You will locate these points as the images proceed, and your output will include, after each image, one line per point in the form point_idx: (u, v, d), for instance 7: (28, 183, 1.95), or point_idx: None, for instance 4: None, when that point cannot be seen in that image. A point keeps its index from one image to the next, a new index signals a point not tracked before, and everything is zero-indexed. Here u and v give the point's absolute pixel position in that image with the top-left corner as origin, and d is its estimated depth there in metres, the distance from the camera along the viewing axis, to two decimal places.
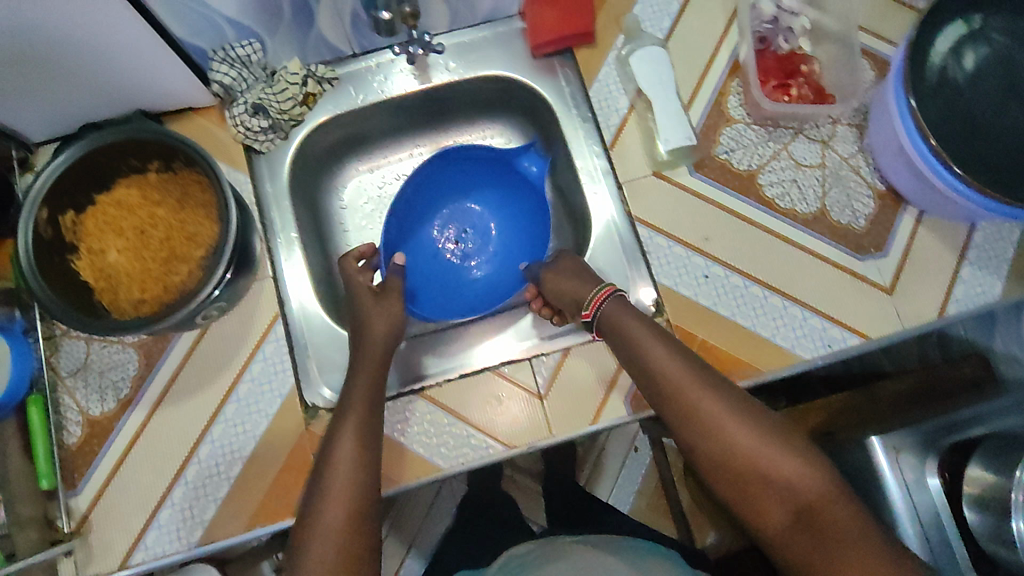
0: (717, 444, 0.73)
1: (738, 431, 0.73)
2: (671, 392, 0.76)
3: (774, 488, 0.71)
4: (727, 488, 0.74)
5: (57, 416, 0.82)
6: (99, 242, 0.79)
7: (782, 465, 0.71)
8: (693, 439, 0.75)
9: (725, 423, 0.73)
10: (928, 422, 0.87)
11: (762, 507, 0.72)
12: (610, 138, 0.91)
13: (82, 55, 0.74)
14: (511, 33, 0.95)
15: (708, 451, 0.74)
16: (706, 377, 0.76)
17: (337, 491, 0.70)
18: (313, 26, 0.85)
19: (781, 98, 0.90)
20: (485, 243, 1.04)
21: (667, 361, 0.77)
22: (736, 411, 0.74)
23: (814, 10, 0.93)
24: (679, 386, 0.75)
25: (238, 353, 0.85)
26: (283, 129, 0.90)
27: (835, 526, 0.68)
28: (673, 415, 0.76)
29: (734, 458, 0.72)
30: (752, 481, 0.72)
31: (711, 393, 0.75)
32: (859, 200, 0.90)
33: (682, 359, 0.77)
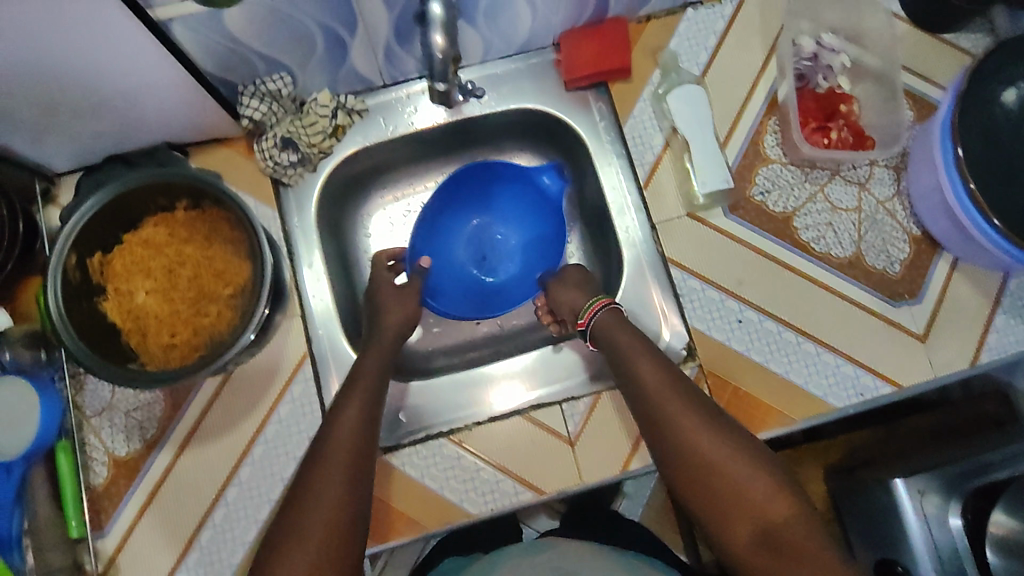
0: (688, 453, 0.70)
1: (710, 443, 0.70)
2: (651, 400, 0.75)
3: (741, 506, 0.67)
4: (694, 504, 0.70)
5: (84, 457, 0.81)
6: (127, 283, 0.78)
7: (751, 483, 0.68)
8: (666, 450, 0.72)
9: (698, 433, 0.71)
10: (952, 466, 0.94)
11: (728, 525, 0.67)
12: (644, 177, 0.90)
13: (110, 91, 0.72)
14: (545, 64, 0.93)
15: (680, 462, 0.71)
16: (687, 392, 0.75)
17: (335, 472, 0.66)
18: (345, 60, 0.83)
19: (822, 142, 0.88)
20: (508, 260, 0.98)
21: (649, 373, 0.76)
22: (711, 424, 0.72)
23: (854, 47, 0.91)
24: (657, 396, 0.74)
25: (265, 395, 0.84)
26: (310, 162, 0.89)
27: (800, 550, 0.64)
28: (649, 426, 0.74)
29: (705, 470, 0.69)
30: (721, 496, 0.68)
31: (688, 406, 0.73)
32: (894, 245, 0.89)
33: (666, 373, 0.76)
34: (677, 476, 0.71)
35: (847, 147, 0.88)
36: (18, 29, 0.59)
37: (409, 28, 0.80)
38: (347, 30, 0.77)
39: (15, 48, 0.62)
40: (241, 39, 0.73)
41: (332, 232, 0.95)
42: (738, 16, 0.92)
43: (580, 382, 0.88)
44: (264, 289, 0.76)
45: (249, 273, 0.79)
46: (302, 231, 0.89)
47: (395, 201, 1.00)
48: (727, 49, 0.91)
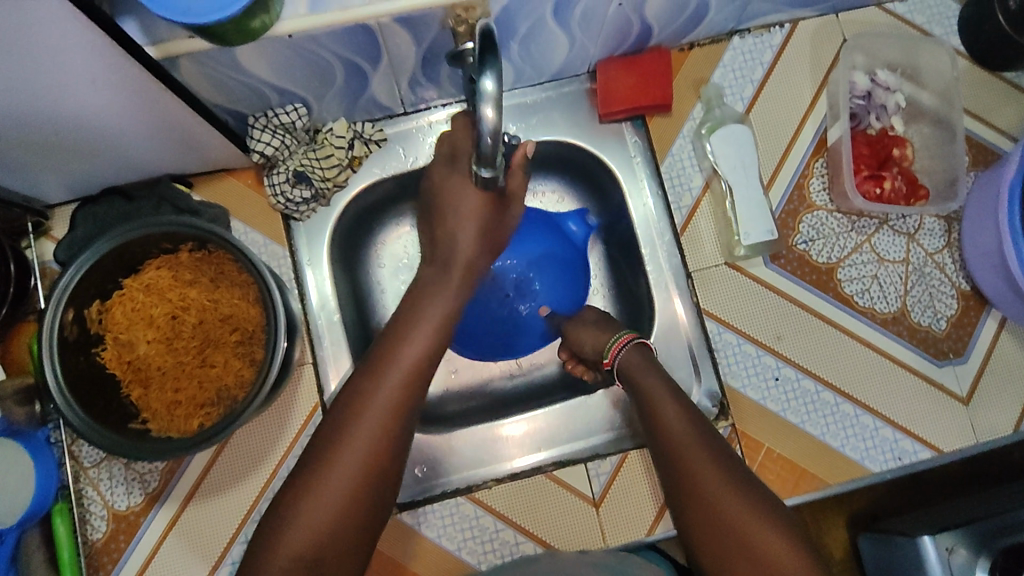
0: (690, 486, 0.63)
1: (712, 479, 0.63)
2: (658, 428, 0.68)
3: (741, 550, 0.60)
4: (695, 544, 0.63)
5: (81, 509, 0.76)
6: (126, 332, 0.72)
7: (771, 541, 0.59)
8: (668, 481, 0.66)
9: (701, 465, 0.63)
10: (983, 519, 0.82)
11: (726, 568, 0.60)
12: (681, 221, 0.85)
13: (108, 132, 0.66)
14: (578, 93, 0.86)
15: (682, 497, 0.64)
16: (702, 424, 0.68)
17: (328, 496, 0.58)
18: (365, 89, 0.76)
19: (874, 191, 0.82)
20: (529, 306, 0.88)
21: (663, 399, 0.70)
22: (718, 457, 0.64)
23: (910, 85, 0.85)
24: (669, 423, 0.68)
25: (276, 446, 0.79)
26: (325, 197, 0.83)
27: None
28: (667, 469, 0.66)
29: (705, 507, 0.62)
30: (721, 537, 0.61)
31: (698, 436, 0.66)
32: (941, 300, 0.84)
33: (682, 402, 0.70)
34: (679, 512, 0.64)
35: (900, 197, 0.83)
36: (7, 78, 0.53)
37: (435, 59, 0.73)
38: (369, 63, 0.70)
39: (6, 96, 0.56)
40: (254, 74, 0.67)
41: (347, 276, 0.88)
42: (785, 47, 0.86)
43: (607, 437, 0.83)
44: (279, 330, 0.70)
45: (260, 319, 0.74)
46: (313, 269, 0.84)
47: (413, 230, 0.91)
48: (773, 84, 0.86)
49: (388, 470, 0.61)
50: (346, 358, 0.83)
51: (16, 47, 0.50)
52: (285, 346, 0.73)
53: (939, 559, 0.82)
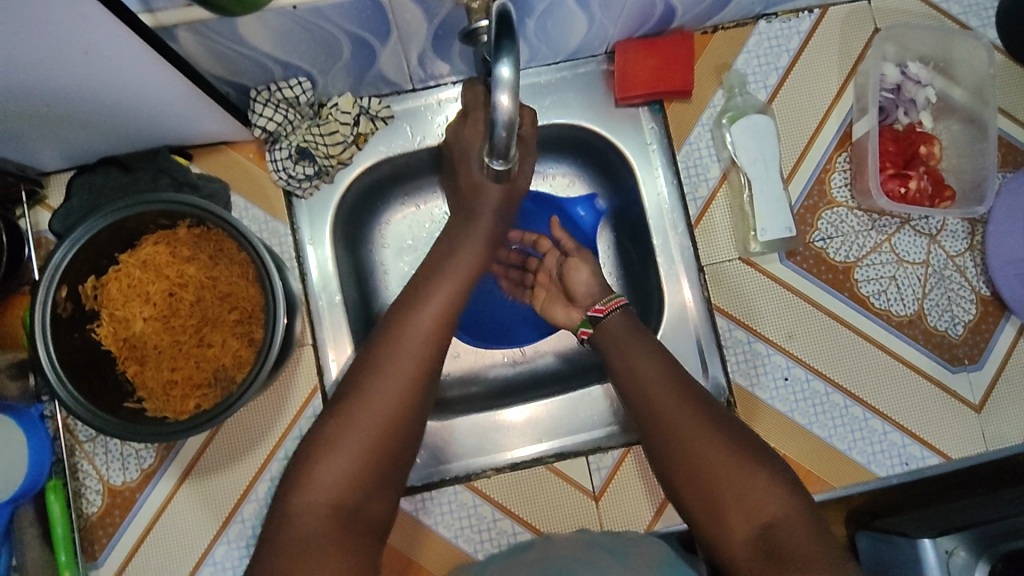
0: (685, 455, 0.61)
1: (707, 447, 0.60)
2: (645, 400, 0.65)
3: (742, 513, 0.57)
4: (693, 513, 0.60)
5: (75, 483, 0.76)
6: (122, 309, 0.71)
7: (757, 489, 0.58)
8: (660, 455, 0.63)
9: (684, 420, 0.62)
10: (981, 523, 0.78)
11: (727, 532, 0.57)
12: (696, 213, 0.82)
13: (103, 103, 0.63)
14: (594, 74, 0.83)
15: (675, 468, 0.61)
16: (697, 392, 0.65)
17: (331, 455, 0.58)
18: (373, 64, 0.73)
19: (898, 191, 0.79)
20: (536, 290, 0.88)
21: (650, 371, 0.66)
22: (711, 423, 0.62)
23: (942, 79, 0.81)
24: (658, 396, 0.64)
25: (274, 427, 0.78)
26: (328, 174, 0.80)
27: (799, 557, 0.52)
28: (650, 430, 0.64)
29: (702, 476, 0.59)
30: (721, 502, 0.58)
31: (691, 405, 0.63)
32: (959, 305, 0.82)
33: (670, 371, 0.66)
34: (674, 484, 0.62)
35: (925, 198, 0.80)
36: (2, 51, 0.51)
37: (447, 36, 0.70)
38: (378, 38, 0.67)
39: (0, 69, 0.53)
40: (257, 47, 0.64)
41: (350, 258, 0.85)
42: (814, 34, 0.83)
43: (609, 431, 0.82)
44: (279, 306, 0.68)
45: (259, 299, 0.72)
46: (315, 248, 0.81)
47: (417, 210, 0.89)
48: (798, 73, 0.83)
49: (402, 425, 0.60)
50: (344, 341, 0.81)
51: (11, 21, 0.47)
52: (286, 322, 0.71)
53: (938, 562, 0.77)
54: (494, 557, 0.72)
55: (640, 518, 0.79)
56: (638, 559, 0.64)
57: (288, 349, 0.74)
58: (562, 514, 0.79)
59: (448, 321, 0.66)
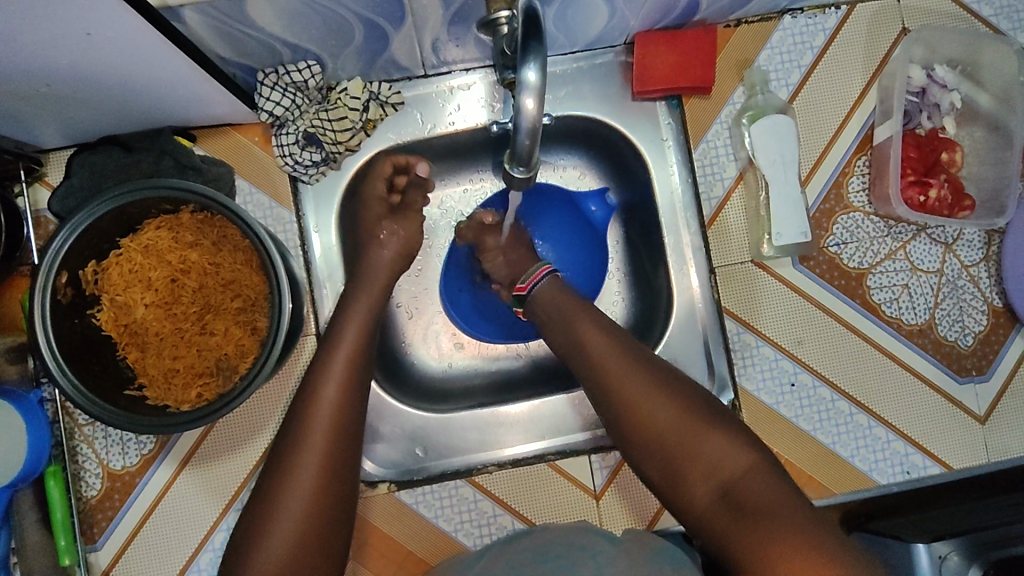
0: (640, 420, 0.60)
1: (663, 410, 0.60)
2: (597, 365, 0.63)
3: (701, 472, 0.57)
4: (653, 476, 0.60)
5: (75, 467, 0.75)
6: (123, 294, 0.69)
7: (713, 449, 0.58)
8: (614, 419, 0.61)
9: (636, 389, 0.61)
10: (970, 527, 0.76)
11: (688, 490, 0.58)
12: (709, 213, 0.81)
13: (106, 84, 0.61)
14: (612, 66, 0.80)
15: (635, 432, 0.60)
16: (642, 353, 0.64)
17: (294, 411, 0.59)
18: (384, 49, 0.71)
19: (917, 200, 0.78)
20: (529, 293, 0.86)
21: (595, 336, 0.65)
22: (662, 385, 0.61)
23: (970, 84, 0.79)
24: (608, 360, 0.63)
25: (276, 418, 0.77)
26: (336, 161, 0.79)
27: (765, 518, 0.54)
28: (600, 400, 0.63)
29: (660, 439, 0.59)
30: (681, 461, 0.58)
31: (643, 368, 0.62)
32: (971, 316, 0.81)
33: (613, 334, 0.65)
34: (633, 448, 0.61)
35: (943, 206, 0.78)
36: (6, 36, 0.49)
37: (463, 22, 0.68)
38: (392, 23, 0.65)
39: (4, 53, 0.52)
40: (266, 29, 0.62)
41: None
42: (840, 31, 0.81)
43: None
44: (283, 294, 0.67)
45: (263, 287, 0.71)
46: (320, 235, 0.80)
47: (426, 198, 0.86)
48: (822, 72, 0.81)
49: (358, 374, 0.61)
50: None
51: (18, 6, 0.45)
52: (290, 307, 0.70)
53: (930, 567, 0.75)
54: (490, 548, 0.72)
55: (640, 518, 0.79)
56: (631, 544, 0.65)
57: (292, 336, 0.73)
58: (562, 511, 0.79)
59: (386, 295, 0.71)
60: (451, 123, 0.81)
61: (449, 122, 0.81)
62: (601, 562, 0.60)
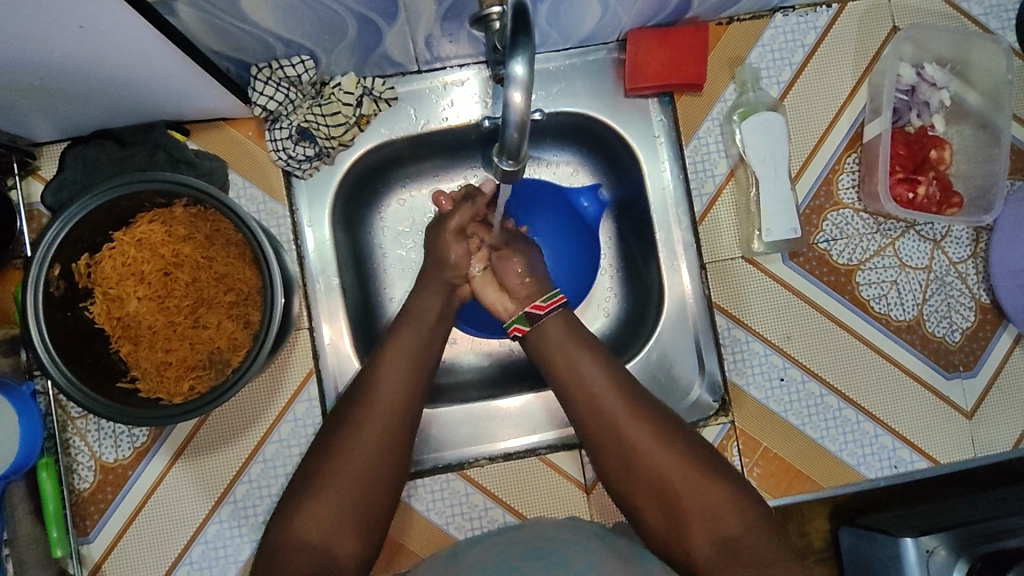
0: (642, 469, 0.61)
1: (668, 461, 0.61)
2: (601, 410, 0.63)
3: (703, 524, 0.59)
4: (650, 523, 0.61)
5: (67, 459, 0.75)
6: (116, 287, 0.69)
7: (714, 501, 0.60)
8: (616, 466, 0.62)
9: (641, 438, 0.62)
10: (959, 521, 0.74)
11: (687, 539, 0.59)
12: (701, 209, 0.82)
13: (100, 77, 0.61)
14: (604, 63, 0.81)
15: (637, 478, 0.61)
16: (645, 399, 0.64)
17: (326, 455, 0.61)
18: (378, 44, 0.71)
19: (905, 197, 0.78)
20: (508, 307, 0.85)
21: (600, 380, 0.65)
22: (667, 434, 0.62)
23: (957, 82, 0.80)
24: (613, 404, 0.63)
25: (269, 410, 0.78)
26: (329, 155, 0.79)
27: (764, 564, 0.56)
28: (600, 444, 0.63)
29: (657, 484, 0.60)
30: (682, 512, 0.60)
31: (647, 416, 0.63)
32: (958, 312, 0.81)
33: (615, 372, 0.65)
34: (633, 493, 0.62)
35: (931, 204, 0.79)
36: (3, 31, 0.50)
37: (456, 18, 0.68)
38: (385, 19, 0.65)
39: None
40: (259, 23, 0.62)
41: (348, 240, 0.83)
42: (830, 30, 0.82)
43: None
44: (276, 287, 0.67)
45: (256, 281, 0.71)
46: (314, 230, 0.80)
47: (419, 194, 0.86)
48: (812, 71, 0.81)
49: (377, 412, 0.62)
50: (338, 309, 0.80)
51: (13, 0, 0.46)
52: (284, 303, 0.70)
53: (918, 562, 0.72)
54: (481, 538, 0.72)
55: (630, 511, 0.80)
56: (621, 542, 0.65)
57: (286, 329, 0.73)
58: (553, 505, 0.80)
59: None
60: (444, 119, 0.81)
61: (442, 118, 0.81)
62: (594, 559, 0.59)
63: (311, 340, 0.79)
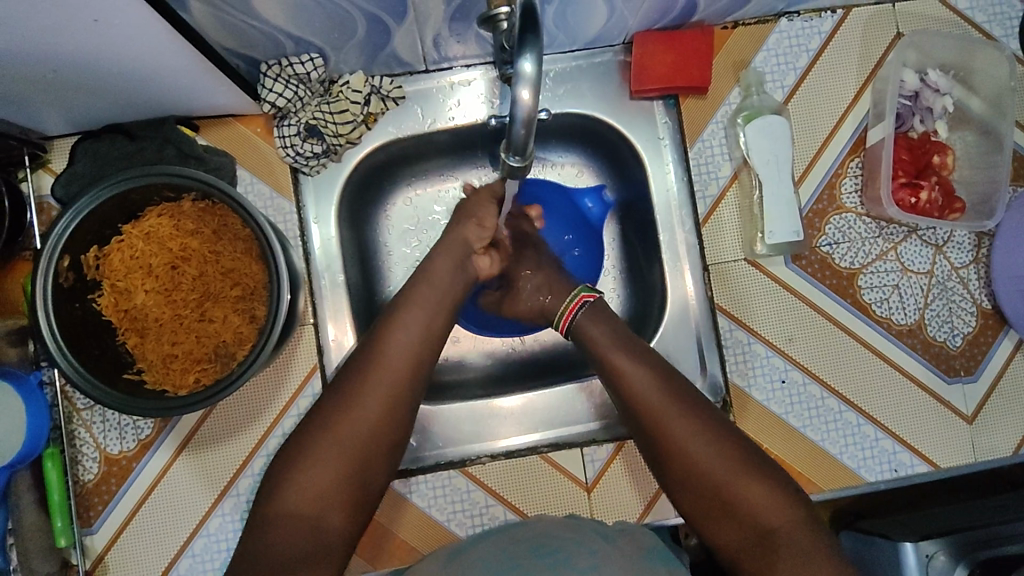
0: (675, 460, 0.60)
1: (698, 445, 0.59)
2: (628, 395, 0.63)
3: (732, 513, 0.57)
4: (685, 507, 0.60)
5: (72, 450, 0.76)
6: (124, 279, 0.70)
7: (750, 493, 0.57)
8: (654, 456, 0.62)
9: (674, 429, 0.60)
10: (959, 526, 0.73)
11: (716, 523, 0.58)
12: (704, 211, 0.82)
13: (112, 72, 0.62)
14: (609, 65, 0.82)
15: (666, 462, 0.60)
16: (677, 386, 0.63)
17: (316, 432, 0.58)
18: (387, 43, 0.72)
19: (908, 201, 0.79)
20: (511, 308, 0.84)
21: (627, 368, 0.64)
22: (700, 423, 0.60)
23: (961, 88, 0.81)
24: (644, 396, 0.62)
25: (272, 404, 0.78)
26: (336, 153, 0.80)
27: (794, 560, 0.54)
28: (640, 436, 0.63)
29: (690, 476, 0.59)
30: (712, 497, 0.58)
31: (678, 405, 0.61)
32: (960, 317, 0.82)
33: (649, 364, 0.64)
34: (665, 475, 0.61)
35: (934, 208, 0.80)
36: (18, 25, 0.50)
37: (464, 19, 0.69)
38: (394, 18, 0.66)
39: (13, 41, 0.53)
40: (270, 20, 0.63)
41: (354, 237, 0.84)
42: (835, 35, 0.82)
43: (604, 423, 0.82)
44: (282, 282, 0.68)
45: (263, 276, 0.72)
46: (320, 226, 0.80)
47: (424, 192, 0.87)
48: (817, 75, 0.82)
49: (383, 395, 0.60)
50: (344, 304, 0.80)
51: None
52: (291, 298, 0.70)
53: (917, 567, 0.71)
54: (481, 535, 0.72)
55: (630, 510, 0.80)
56: (624, 541, 0.63)
57: (291, 324, 0.74)
58: (554, 503, 0.80)
59: None
60: (451, 118, 0.82)
61: (449, 117, 0.82)
62: (600, 559, 0.57)
63: (317, 337, 0.79)
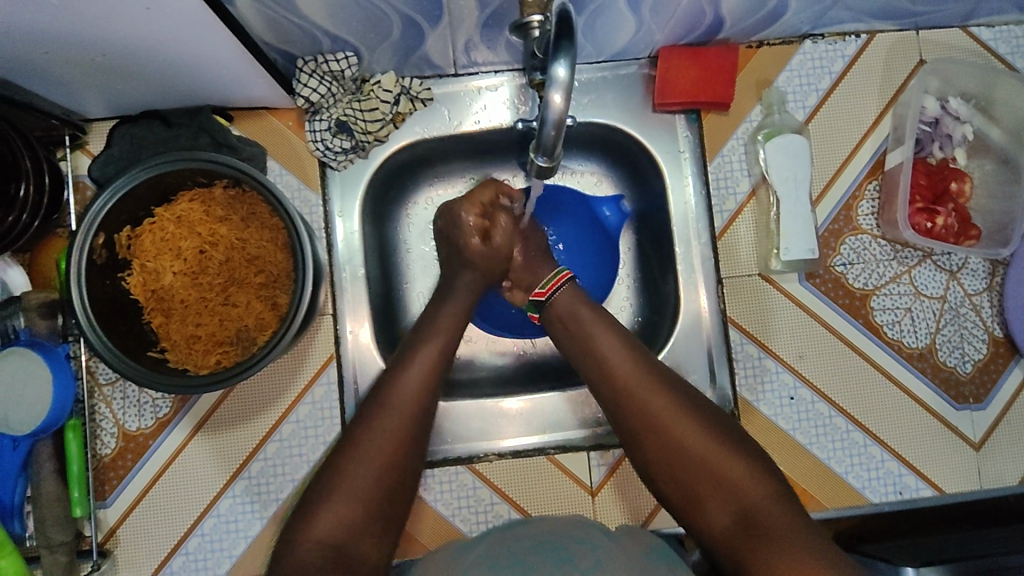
0: (662, 442, 0.61)
1: (685, 427, 0.61)
2: (622, 393, 0.63)
3: (721, 497, 0.59)
4: (669, 491, 0.62)
5: (92, 424, 0.78)
6: (154, 261, 0.72)
7: (732, 473, 0.59)
8: (635, 440, 0.63)
9: (660, 412, 0.62)
10: (963, 552, 0.73)
11: (706, 516, 0.60)
12: (720, 225, 0.83)
13: (157, 60, 0.64)
14: (635, 78, 0.83)
15: (657, 462, 0.62)
16: (658, 371, 0.64)
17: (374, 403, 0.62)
18: (420, 45, 0.74)
19: (924, 226, 0.80)
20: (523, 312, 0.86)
21: (609, 351, 0.65)
22: (688, 408, 0.62)
23: (982, 117, 0.81)
24: (625, 376, 0.63)
25: (288, 393, 0.80)
26: (364, 149, 0.82)
27: (774, 537, 0.56)
28: (623, 421, 0.63)
29: (676, 456, 0.61)
30: (701, 489, 0.60)
31: (662, 389, 0.63)
32: (971, 343, 0.82)
33: (633, 351, 0.65)
34: (655, 472, 0.62)
35: (950, 234, 0.80)
36: (74, 10, 0.53)
37: (496, 26, 0.71)
38: (429, 21, 0.68)
39: (68, 25, 0.56)
40: (310, 17, 0.65)
41: (376, 232, 0.86)
42: (859, 60, 0.84)
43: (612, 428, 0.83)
44: (308, 274, 0.70)
45: (286, 264, 0.74)
46: (344, 220, 0.83)
47: (446, 191, 0.89)
48: (838, 97, 0.84)
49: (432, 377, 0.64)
50: (361, 297, 0.82)
51: None
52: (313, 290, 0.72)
53: None
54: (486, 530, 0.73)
55: (633, 514, 0.81)
56: (628, 541, 0.64)
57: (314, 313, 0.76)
58: (557, 504, 0.81)
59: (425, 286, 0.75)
60: (477, 121, 0.84)
61: (476, 120, 0.84)
62: (602, 557, 0.58)
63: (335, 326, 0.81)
